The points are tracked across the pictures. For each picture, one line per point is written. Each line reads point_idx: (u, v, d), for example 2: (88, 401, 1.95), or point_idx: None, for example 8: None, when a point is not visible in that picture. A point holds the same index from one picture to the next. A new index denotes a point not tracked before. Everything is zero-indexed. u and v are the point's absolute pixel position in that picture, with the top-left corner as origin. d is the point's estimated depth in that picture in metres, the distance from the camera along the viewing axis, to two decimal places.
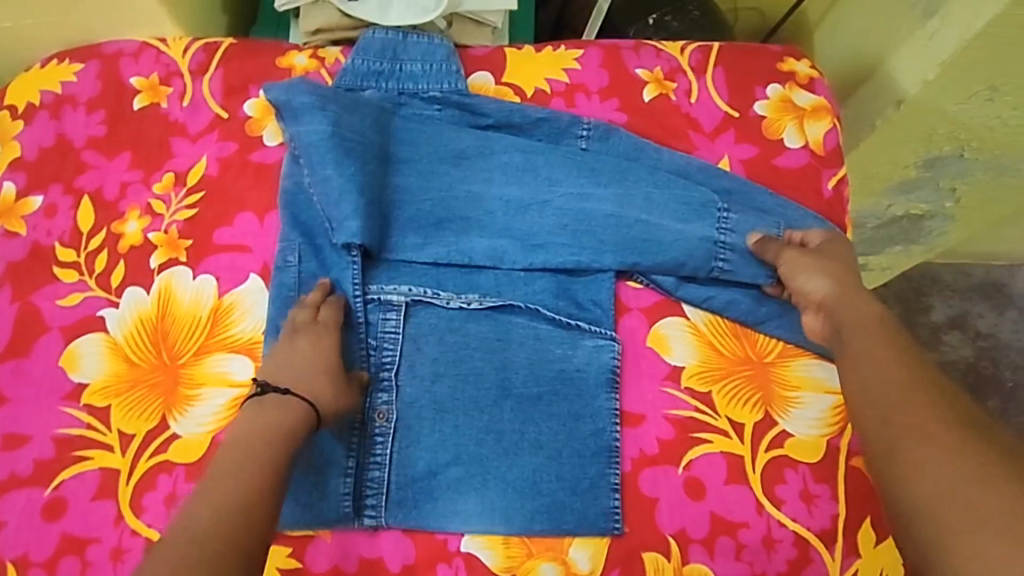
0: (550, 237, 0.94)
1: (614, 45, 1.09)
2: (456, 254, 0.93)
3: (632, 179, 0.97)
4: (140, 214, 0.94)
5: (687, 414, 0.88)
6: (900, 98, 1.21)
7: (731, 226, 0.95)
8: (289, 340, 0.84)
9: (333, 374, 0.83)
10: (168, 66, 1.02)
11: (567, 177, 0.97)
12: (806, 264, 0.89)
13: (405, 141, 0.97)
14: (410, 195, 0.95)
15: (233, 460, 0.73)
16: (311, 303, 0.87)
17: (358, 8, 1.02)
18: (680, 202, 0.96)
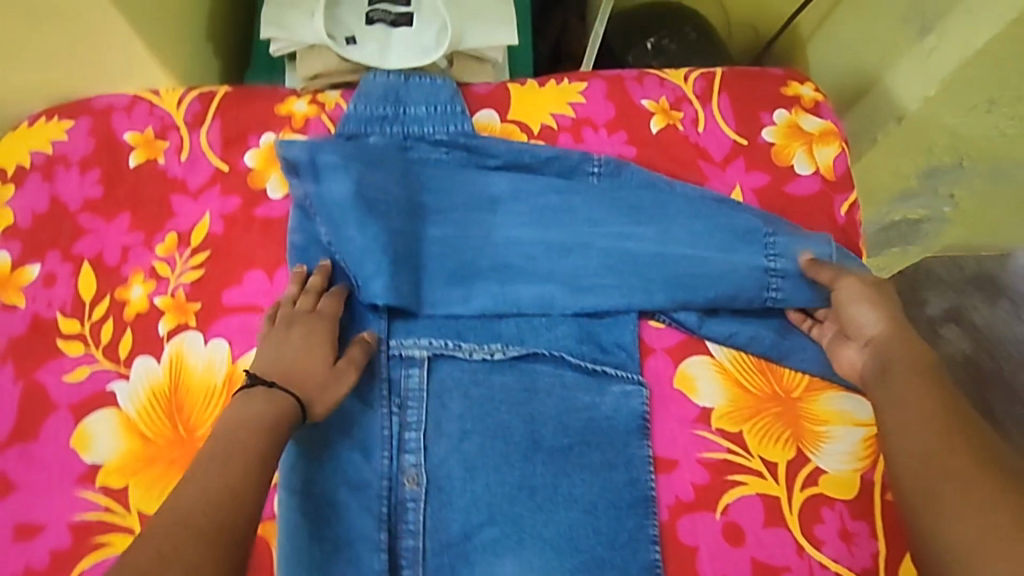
0: (595, 280, 0.92)
1: (617, 75, 1.05)
2: (503, 305, 0.91)
3: (671, 212, 0.95)
4: (144, 279, 0.91)
5: (721, 458, 0.88)
6: (900, 115, 1.19)
7: (781, 251, 0.93)
8: (284, 331, 0.84)
9: (326, 369, 0.82)
10: (163, 119, 0.98)
11: (609, 216, 0.95)
12: (859, 300, 0.87)
13: (434, 190, 0.94)
14: (440, 251, 0.93)
15: (220, 447, 0.71)
16: (311, 289, 0.87)
17: (357, 52, 0.99)
18: (724, 231, 0.94)
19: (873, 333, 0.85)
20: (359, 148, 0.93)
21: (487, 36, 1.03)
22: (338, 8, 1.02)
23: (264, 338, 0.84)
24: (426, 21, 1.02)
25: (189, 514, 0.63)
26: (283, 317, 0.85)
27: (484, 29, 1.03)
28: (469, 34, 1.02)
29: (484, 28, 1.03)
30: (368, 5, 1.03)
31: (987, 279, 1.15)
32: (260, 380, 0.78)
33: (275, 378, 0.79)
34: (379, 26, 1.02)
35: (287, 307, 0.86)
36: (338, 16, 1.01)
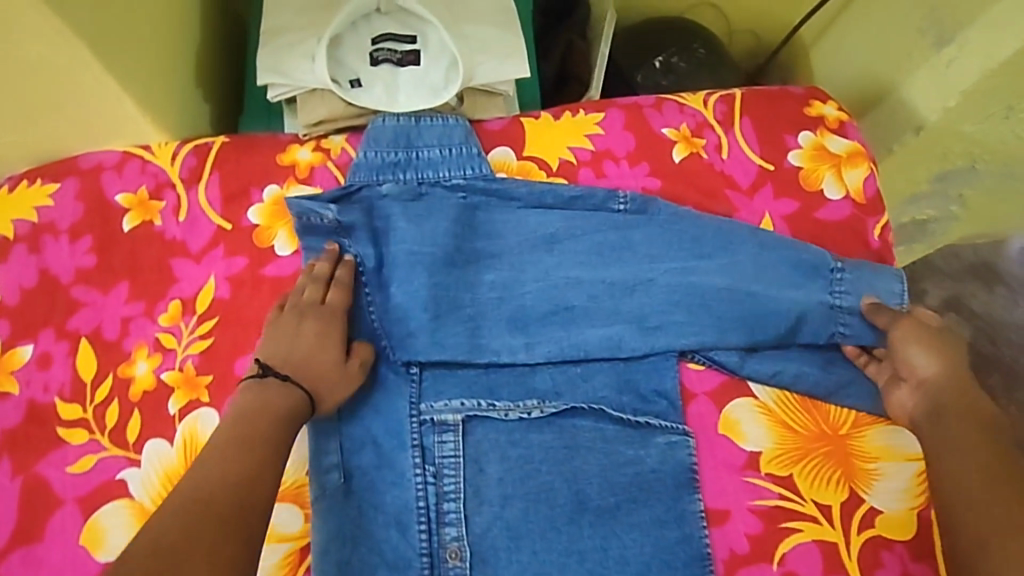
0: (663, 317, 0.88)
1: (635, 103, 1.01)
2: (570, 349, 0.87)
3: (734, 246, 0.90)
4: (149, 353, 0.85)
5: (774, 504, 0.83)
6: (919, 125, 1.18)
7: (848, 289, 0.90)
8: (294, 319, 0.82)
9: (338, 365, 0.81)
10: (157, 177, 0.92)
11: (666, 252, 0.90)
12: (915, 343, 0.84)
13: (492, 233, 0.90)
14: (503, 295, 0.89)
15: (232, 438, 0.71)
16: (320, 277, 0.85)
17: (364, 97, 0.95)
18: (789, 266, 0.90)
19: (926, 376, 0.82)
20: (386, 204, 0.89)
21: (498, 70, 0.98)
22: (340, 50, 0.97)
23: (273, 322, 0.82)
24: (434, 57, 0.98)
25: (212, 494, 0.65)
26: (292, 306, 0.83)
27: (495, 63, 0.99)
28: (480, 68, 0.98)
29: (494, 62, 0.99)
30: (371, 43, 0.98)
31: (984, 267, 1.10)
32: (271, 371, 0.77)
33: (286, 370, 0.78)
34: (384, 65, 0.97)
35: (294, 297, 0.84)
36: (340, 58, 0.97)
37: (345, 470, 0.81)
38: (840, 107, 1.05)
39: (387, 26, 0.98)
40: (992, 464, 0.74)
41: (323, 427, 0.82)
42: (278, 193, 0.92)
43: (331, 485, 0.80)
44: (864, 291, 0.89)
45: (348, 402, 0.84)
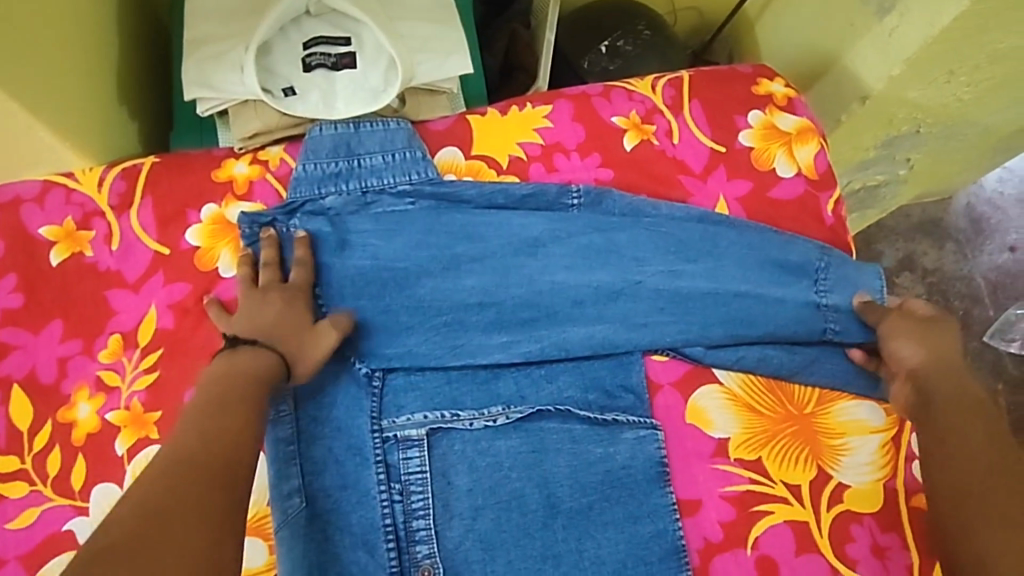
0: (651, 318, 0.87)
1: (583, 92, 0.99)
2: (553, 348, 0.86)
3: (720, 247, 0.90)
4: (90, 394, 0.81)
5: (745, 488, 0.84)
6: (865, 95, 1.16)
7: (832, 287, 0.91)
8: (257, 295, 0.81)
9: (311, 332, 0.80)
10: (84, 206, 0.86)
11: (655, 256, 0.89)
12: (908, 336, 0.86)
13: (473, 239, 0.88)
14: (483, 300, 0.87)
15: (208, 402, 0.71)
16: (270, 261, 0.84)
17: (300, 106, 0.91)
18: (773, 266, 0.91)
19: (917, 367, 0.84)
20: (337, 215, 0.87)
21: (440, 67, 0.96)
22: (270, 58, 0.92)
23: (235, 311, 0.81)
24: (370, 60, 0.94)
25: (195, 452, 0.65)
26: (250, 290, 0.82)
27: (436, 61, 0.96)
28: (420, 68, 0.95)
29: (436, 60, 0.96)
30: (302, 49, 0.93)
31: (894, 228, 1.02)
32: (244, 341, 0.77)
33: (258, 336, 0.78)
34: (319, 71, 0.93)
35: (252, 282, 0.83)
36: (271, 67, 0.92)
37: (309, 494, 0.79)
38: (787, 83, 1.04)
39: (319, 29, 0.94)
40: (971, 422, 0.80)
41: (282, 450, 0.79)
42: (218, 212, 0.88)
43: (293, 511, 0.78)
44: (851, 292, 0.91)
45: (310, 425, 0.81)
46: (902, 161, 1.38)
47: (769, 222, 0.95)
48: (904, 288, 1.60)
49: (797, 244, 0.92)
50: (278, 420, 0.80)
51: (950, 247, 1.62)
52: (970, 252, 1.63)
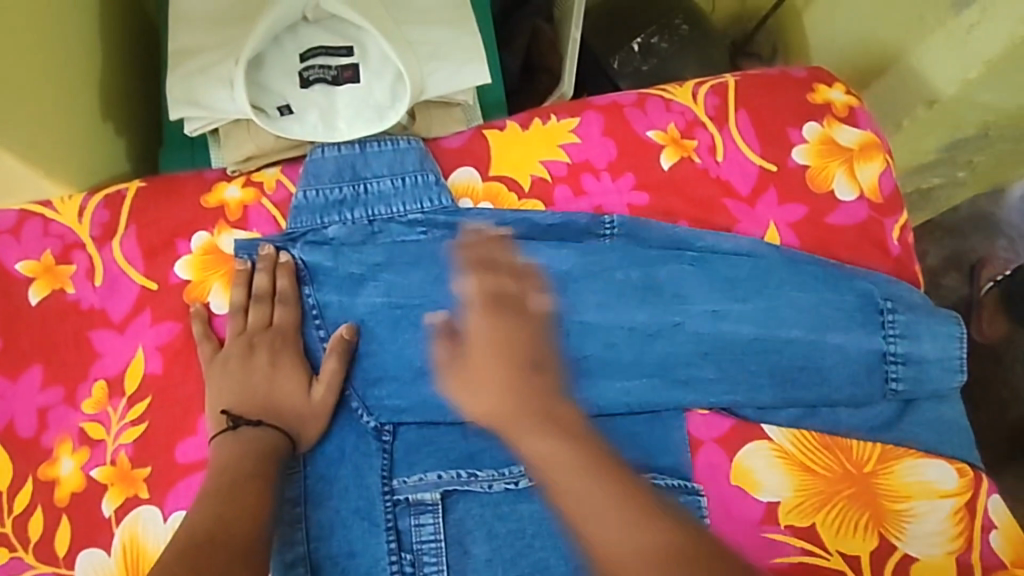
0: (692, 373, 0.78)
1: (613, 102, 0.88)
2: (583, 408, 0.77)
3: (773, 284, 0.80)
4: (73, 448, 0.74)
5: (797, 560, 0.75)
6: (932, 99, 1.03)
7: (902, 331, 0.81)
8: (244, 356, 0.75)
9: (303, 397, 0.74)
10: (62, 237, 0.79)
11: (699, 292, 0.80)
12: (505, 324, 0.72)
13: None
14: None
15: (218, 487, 0.67)
16: (263, 294, 0.77)
17: (296, 128, 0.81)
18: (835, 308, 0.80)
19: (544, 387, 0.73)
20: (339, 246, 0.79)
21: (455, 79, 0.86)
22: (262, 71, 0.83)
23: (220, 356, 0.76)
24: (375, 72, 0.84)
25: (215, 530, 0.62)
26: (237, 337, 0.76)
27: (449, 72, 0.86)
28: (432, 80, 0.85)
29: (449, 69, 0.86)
30: (299, 61, 0.84)
31: (904, 253, 0.87)
32: (240, 422, 0.72)
33: (256, 415, 0.73)
34: (317, 87, 0.83)
35: (243, 323, 0.77)
36: (264, 83, 0.83)
37: (314, 562, 0.71)
38: (848, 89, 0.92)
39: (317, 37, 0.84)
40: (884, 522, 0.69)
41: (287, 514, 0.72)
42: (210, 241, 0.80)
43: None
44: (922, 337, 0.81)
45: (319, 484, 0.73)
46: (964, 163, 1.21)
47: (823, 250, 0.85)
48: (949, 290, 1.37)
49: (857, 284, 0.82)
50: (287, 477, 0.73)
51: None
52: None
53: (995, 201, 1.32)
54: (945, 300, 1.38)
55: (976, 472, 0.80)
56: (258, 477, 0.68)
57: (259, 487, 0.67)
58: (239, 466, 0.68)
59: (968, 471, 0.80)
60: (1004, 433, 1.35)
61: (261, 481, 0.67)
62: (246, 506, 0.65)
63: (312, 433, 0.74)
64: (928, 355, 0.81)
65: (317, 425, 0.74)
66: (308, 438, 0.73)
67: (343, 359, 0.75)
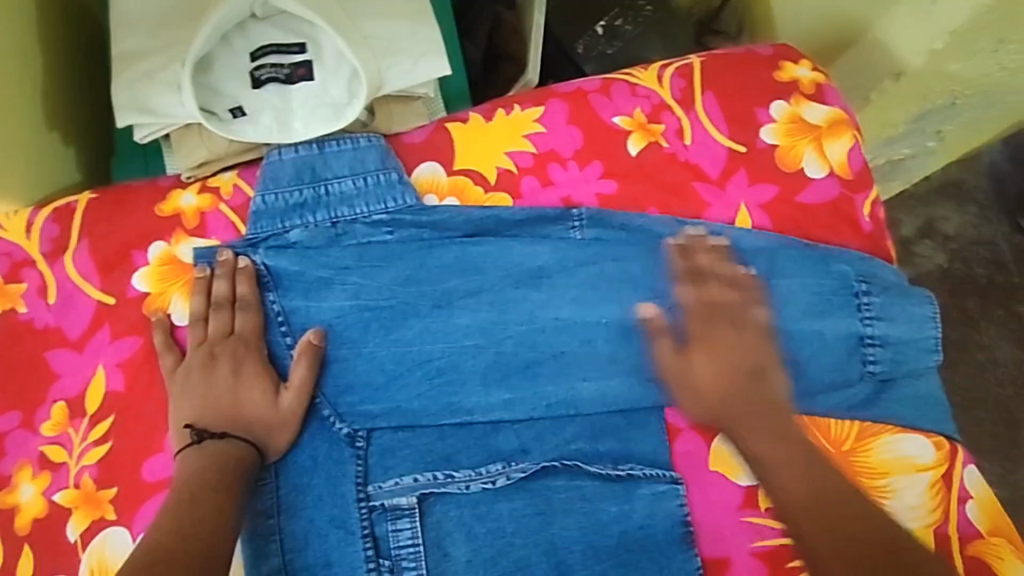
0: (667, 366, 0.78)
1: (578, 88, 0.86)
2: (561, 406, 0.76)
3: (746, 274, 0.80)
4: (35, 473, 0.72)
5: (779, 543, 0.74)
6: (899, 71, 1.01)
7: (877, 314, 0.81)
8: (206, 365, 0.73)
9: (270, 406, 0.72)
10: (10, 255, 0.76)
11: (675, 285, 0.79)
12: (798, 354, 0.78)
13: (471, 270, 0.78)
14: (480, 341, 0.76)
15: (177, 503, 0.66)
16: (222, 302, 0.74)
17: (250, 131, 0.79)
18: (812, 293, 0.80)
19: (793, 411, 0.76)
20: (303, 250, 0.76)
21: (413, 73, 0.83)
22: (212, 72, 0.80)
23: (181, 368, 0.73)
24: (330, 69, 0.81)
25: (171, 551, 0.61)
26: (198, 346, 0.74)
27: (407, 66, 0.83)
28: (389, 74, 0.83)
29: (407, 63, 0.83)
30: (250, 60, 0.81)
31: (875, 229, 0.86)
32: (206, 435, 0.70)
33: (222, 428, 0.71)
34: (271, 87, 0.81)
35: (204, 332, 0.75)
36: (214, 85, 0.80)
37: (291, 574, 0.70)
38: (814, 66, 0.91)
39: (268, 35, 0.81)
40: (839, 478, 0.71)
41: (261, 525, 0.71)
42: (167, 251, 0.77)
43: None
44: (898, 318, 0.81)
45: (293, 495, 0.71)
46: (932, 133, 1.20)
47: (794, 231, 0.84)
48: (925, 257, 1.41)
49: (835, 266, 0.81)
50: (258, 489, 0.71)
51: (972, 210, 1.43)
52: (993, 213, 1.43)
53: (963, 169, 1.44)
54: (919, 267, 1.41)
55: (952, 444, 0.81)
56: (220, 491, 0.66)
57: (221, 502, 0.65)
58: (199, 480, 0.67)
59: (944, 443, 0.80)
60: (980, 397, 1.37)
61: (222, 495, 0.66)
62: (205, 524, 0.64)
63: (282, 443, 0.72)
64: (904, 334, 0.81)
65: (285, 435, 0.72)
66: (277, 448, 0.72)
67: (312, 365, 0.73)
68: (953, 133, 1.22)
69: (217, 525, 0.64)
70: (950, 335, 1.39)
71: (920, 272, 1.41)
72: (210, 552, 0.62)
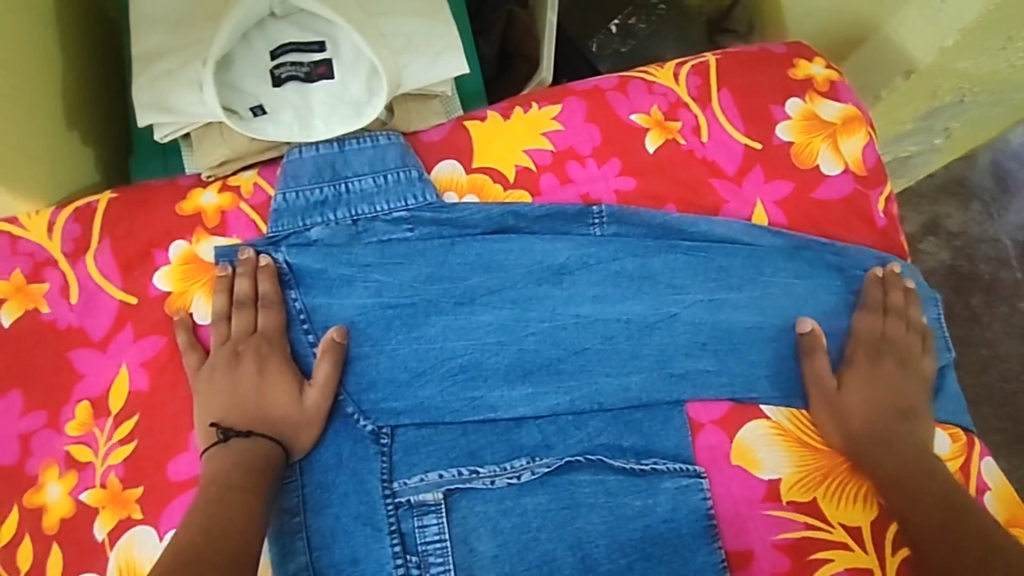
0: (689, 363, 0.78)
1: (595, 86, 0.86)
2: (584, 402, 0.76)
3: (767, 272, 0.81)
4: (61, 472, 0.72)
5: (800, 535, 0.75)
6: (909, 68, 1.02)
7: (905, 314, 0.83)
8: (230, 363, 0.73)
9: (295, 403, 0.72)
10: (33, 255, 0.76)
11: (694, 282, 0.80)
12: (863, 369, 0.80)
13: (494, 267, 0.78)
14: (502, 338, 0.77)
15: (206, 501, 0.66)
16: (244, 300, 0.75)
17: (271, 129, 0.79)
18: (829, 293, 0.82)
19: (858, 420, 0.78)
20: (325, 248, 0.76)
21: (431, 71, 0.84)
22: (231, 72, 0.80)
23: (205, 366, 0.74)
24: (349, 68, 0.81)
25: (200, 550, 0.61)
26: (222, 345, 0.74)
27: (425, 64, 0.84)
28: (408, 72, 0.83)
29: (425, 61, 0.84)
30: (269, 59, 0.81)
31: (889, 225, 0.87)
32: (231, 433, 0.71)
33: (248, 425, 0.72)
34: (290, 86, 0.81)
35: (227, 330, 0.75)
36: (234, 84, 0.80)
37: (317, 571, 0.70)
38: (827, 63, 0.91)
39: (287, 33, 0.82)
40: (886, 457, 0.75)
41: (287, 522, 0.71)
42: (189, 250, 0.77)
43: None
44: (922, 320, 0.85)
45: (318, 492, 0.72)
46: (940, 130, 1.21)
47: (811, 227, 0.84)
48: (927, 256, 1.42)
49: (848, 269, 0.84)
50: (284, 486, 0.72)
51: (976, 207, 1.44)
52: (996, 211, 1.44)
53: (968, 167, 1.45)
54: (925, 265, 1.41)
55: (968, 436, 0.81)
56: (248, 488, 0.66)
57: (249, 498, 0.66)
58: (227, 477, 0.67)
59: (960, 435, 0.81)
60: (988, 394, 1.37)
61: (251, 492, 0.66)
62: (235, 521, 0.64)
63: (307, 441, 0.72)
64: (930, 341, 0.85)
65: (310, 433, 0.72)
66: (302, 445, 0.72)
67: (337, 362, 0.74)
68: (960, 129, 1.22)
69: (247, 521, 0.64)
70: (955, 332, 1.39)
71: (926, 269, 1.42)
72: (239, 550, 0.62)
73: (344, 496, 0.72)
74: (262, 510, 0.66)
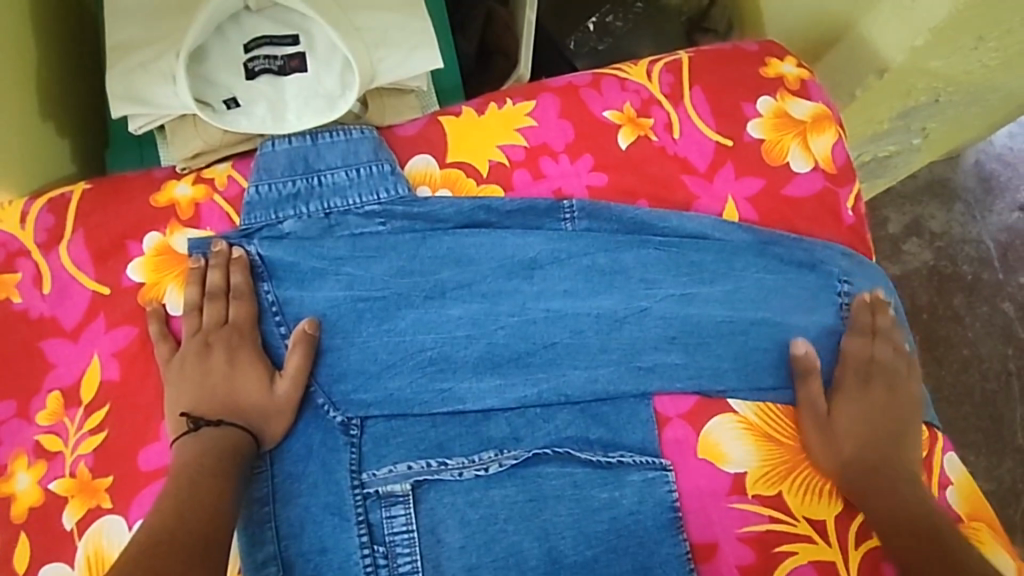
0: (658, 356, 0.79)
1: (569, 82, 0.87)
2: (553, 394, 0.77)
3: (736, 267, 0.82)
4: (31, 461, 0.73)
5: (765, 528, 0.76)
6: (882, 67, 1.02)
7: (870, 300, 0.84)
8: (201, 354, 0.74)
9: (265, 393, 0.73)
10: (5, 246, 0.77)
11: (665, 277, 0.81)
12: (860, 349, 0.82)
13: (465, 261, 0.79)
14: (472, 331, 0.77)
15: (175, 490, 0.66)
16: (216, 292, 0.75)
17: (244, 122, 0.80)
18: (801, 287, 0.83)
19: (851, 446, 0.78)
20: (296, 241, 0.77)
21: (406, 65, 0.84)
22: (206, 64, 0.81)
23: (176, 357, 0.74)
24: (323, 61, 0.82)
25: (165, 537, 0.62)
26: (193, 336, 0.75)
27: (400, 58, 0.84)
28: (382, 67, 0.83)
29: (399, 56, 0.84)
30: (243, 51, 0.82)
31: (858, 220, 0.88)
32: (201, 422, 0.71)
33: (218, 415, 0.72)
34: (264, 78, 0.81)
35: (198, 322, 0.75)
36: (208, 76, 0.81)
37: (286, 560, 0.71)
38: (800, 62, 0.93)
39: (262, 27, 0.82)
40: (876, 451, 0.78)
41: (256, 512, 0.71)
42: (162, 241, 0.78)
43: None
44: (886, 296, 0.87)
45: (288, 483, 0.72)
46: (917, 130, 1.22)
47: (780, 223, 0.85)
48: (912, 255, 1.43)
49: (821, 267, 0.84)
50: (254, 477, 0.72)
51: (958, 208, 1.45)
52: (978, 212, 1.46)
53: (948, 167, 1.46)
54: (906, 264, 1.43)
55: (931, 429, 0.83)
56: (219, 476, 0.67)
57: (220, 485, 0.67)
58: (196, 467, 0.67)
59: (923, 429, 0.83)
60: (967, 393, 1.39)
61: (221, 481, 0.67)
62: (204, 509, 0.65)
63: (277, 431, 0.73)
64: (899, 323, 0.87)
65: (282, 423, 0.73)
66: (273, 435, 0.73)
67: (308, 353, 0.74)
68: (937, 129, 1.24)
69: (217, 508, 0.65)
70: (938, 331, 1.41)
71: (908, 268, 1.43)
72: (208, 537, 0.63)
73: (314, 487, 0.72)
74: (231, 499, 0.67)
